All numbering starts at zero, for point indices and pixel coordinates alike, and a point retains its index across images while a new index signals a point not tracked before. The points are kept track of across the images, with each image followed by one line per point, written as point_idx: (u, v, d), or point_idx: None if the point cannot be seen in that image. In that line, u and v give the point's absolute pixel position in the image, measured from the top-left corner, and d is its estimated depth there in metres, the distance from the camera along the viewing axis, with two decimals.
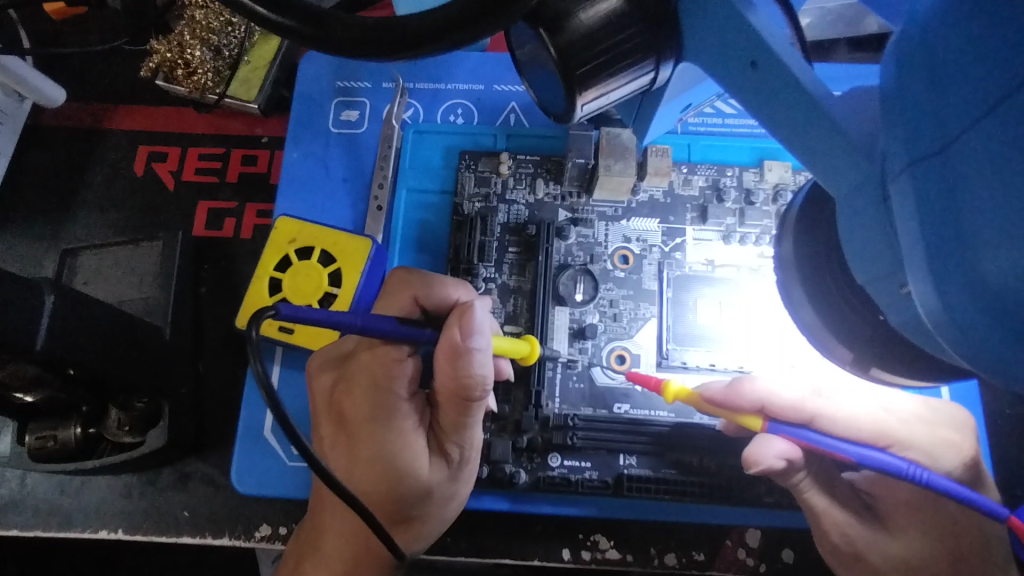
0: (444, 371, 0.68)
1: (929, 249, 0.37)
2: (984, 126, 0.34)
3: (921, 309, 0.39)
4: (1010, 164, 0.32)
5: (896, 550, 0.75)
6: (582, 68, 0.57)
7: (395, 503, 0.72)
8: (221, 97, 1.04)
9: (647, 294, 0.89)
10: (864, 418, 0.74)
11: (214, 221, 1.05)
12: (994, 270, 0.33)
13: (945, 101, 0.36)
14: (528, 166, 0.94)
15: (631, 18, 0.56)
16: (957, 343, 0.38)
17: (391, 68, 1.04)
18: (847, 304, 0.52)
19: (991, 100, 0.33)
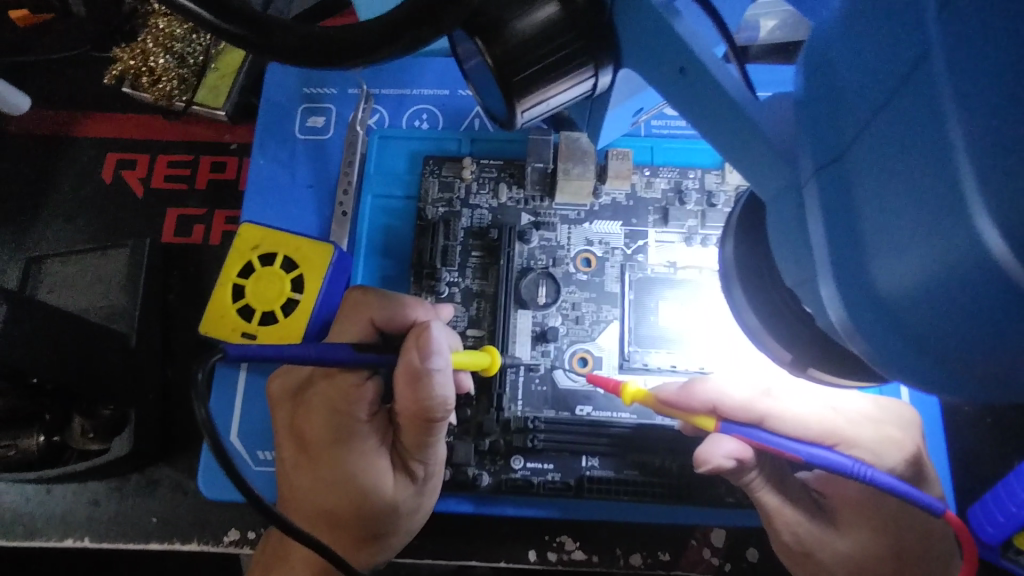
0: (405, 395, 0.68)
1: (835, 254, 0.38)
2: (876, 129, 0.34)
3: (831, 315, 0.40)
4: (895, 171, 0.33)
5: (845, 548, 0.75)
6: (521, 75, 0.57)
7: (361, 520, 0.74)
8: (187, 104, 1.05)
9: (609, 296, 0.90)
10: (814, 418, 0.75)
11: (182, 228, 1.05)
12: (889, 277, 0.34)
13: (844, 104, 0.37)
14: (491, 170, 0.95)
15: (568, 25, 0.56)
16: (865, 347, 0.38)
17: (357, 74, 1.05)
18: (783, 308, 0.53)
19: (879, 106, 0.34)
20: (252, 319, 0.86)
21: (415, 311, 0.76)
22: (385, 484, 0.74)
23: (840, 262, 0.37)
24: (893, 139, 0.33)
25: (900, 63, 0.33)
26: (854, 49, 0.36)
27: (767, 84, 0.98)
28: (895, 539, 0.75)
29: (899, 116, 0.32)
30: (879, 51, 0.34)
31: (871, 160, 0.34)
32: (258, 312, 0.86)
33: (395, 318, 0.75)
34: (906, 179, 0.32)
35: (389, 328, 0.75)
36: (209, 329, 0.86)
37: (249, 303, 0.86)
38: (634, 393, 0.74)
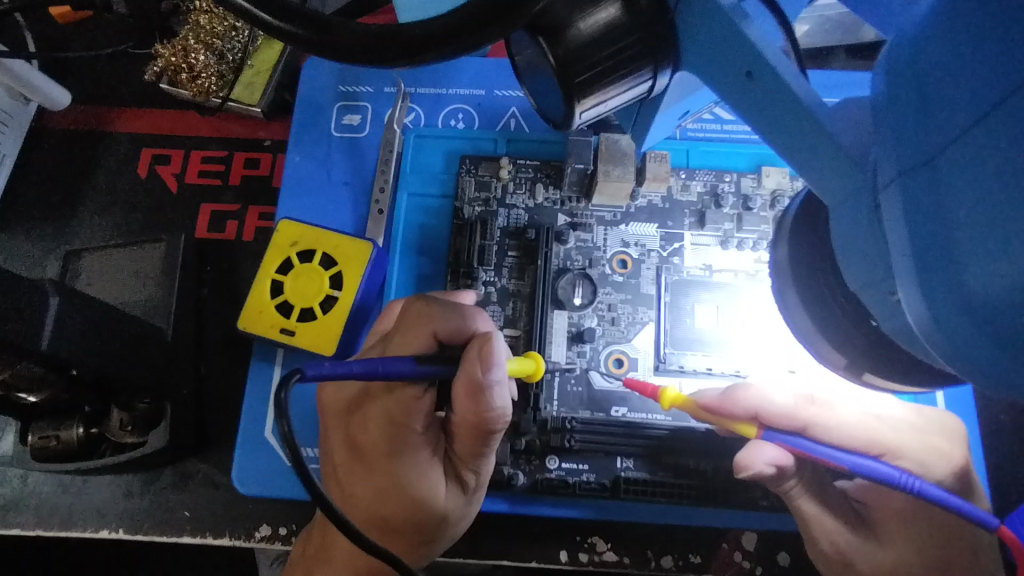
0: (466, 406, 0.68)
1: (920, 254, 0.38)
2: (976, 133, 0.34)
3: (911, 318, 0.40)
4: (1001, 173, 0.33)
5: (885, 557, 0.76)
6: (582, 76, 0.58)
7: (413, 528, 0.73)
8: (224, 100, 1.05)
9: (645, 298, 0.90)
10: (857, 425, 0.75)
11: (216, 223, 1.06)
12: (983, 279, 0.34)
13: (938, 108, 0.37)
14: (527, 171, 0.96)
15: (633, 30, 0.57)
16: (948, 355, 0.38)
17: (392, 73, 1.05)
18: (837, 309, 0.53)
19: (979, 111, 0.34)
20: (291, 315, 0.86)
21: (475, 321, 0.74)
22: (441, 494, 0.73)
23: (925, 268, 0.38)
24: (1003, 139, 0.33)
25: (1008, 69, 0.33)
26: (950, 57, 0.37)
27: (832, 89, 0.96)
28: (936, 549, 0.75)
29: (1007, 119, 0.33)
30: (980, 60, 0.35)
31: (974, 161, 0.35)
32: (297, 309, 0.86)
33: (459, 330, 0.72)
34: (1012, 182, 0.33)
35: (454, 340, 0.72)
36: (249, 325, 0.87)
37: (288, 299, 0.87)
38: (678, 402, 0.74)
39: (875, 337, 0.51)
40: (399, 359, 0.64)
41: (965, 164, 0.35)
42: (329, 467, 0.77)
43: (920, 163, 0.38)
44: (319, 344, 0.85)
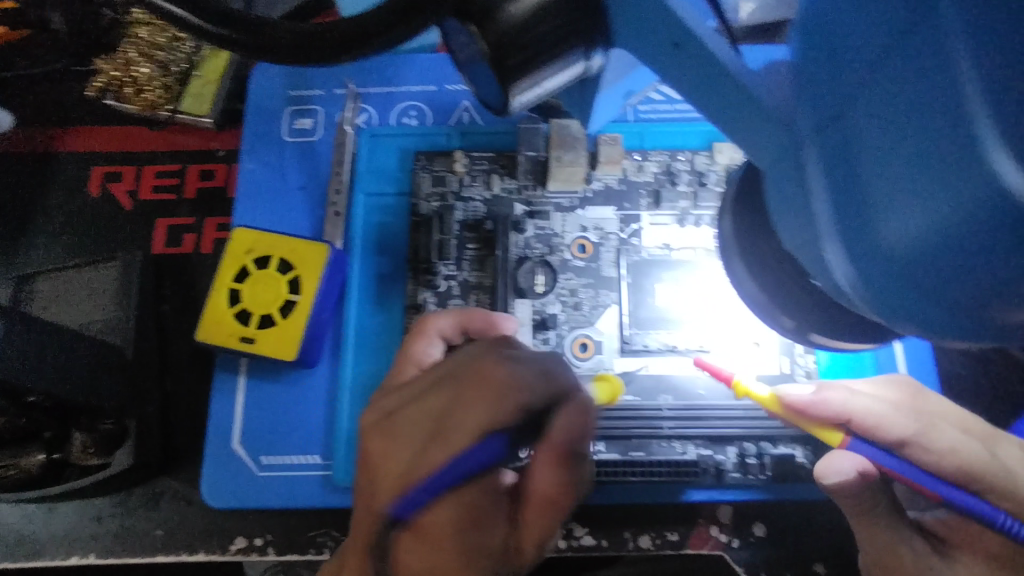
0: None
1: (842, 208, 0.38)
2: (877, 79, 0.34)
3: (839, 274, 0.40)
4: (903, 116, 0.33)
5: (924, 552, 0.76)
6: (512, 59, 0.58)
7: None
8: (173, 112, 1.04)
9: (606, 281, 0.90)
10: (886, 422, 0.73)
11: (173, 238, 1.04)
12: (898, 228, 0.34)
13: (840, 63, 0.37)
14: (482, 163, 0.95)
15: (566, 12, 0.57)
16: (877, 307, 0.39)
17: (342, 74, 1.04)
18: (781, 272, 0.54)
19: (876, 56, 0.34)
20: (250, 323, 0.85)
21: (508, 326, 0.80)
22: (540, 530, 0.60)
23: (847, 221, 0.38)
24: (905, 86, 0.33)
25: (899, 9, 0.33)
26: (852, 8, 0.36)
27: None
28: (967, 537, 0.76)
29: (901, 61, 0.33)
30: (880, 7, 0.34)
31: (873, 114, 0.35)
32: (255, 316, 0.85)
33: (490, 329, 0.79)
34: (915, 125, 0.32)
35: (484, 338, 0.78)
36: (208, 335, 0.85)
37: (246, 307, 0.86)
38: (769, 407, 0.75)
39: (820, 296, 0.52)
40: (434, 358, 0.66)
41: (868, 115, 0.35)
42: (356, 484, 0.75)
43: (836, 118, 0.38)
44: (279, 350, 0.84)
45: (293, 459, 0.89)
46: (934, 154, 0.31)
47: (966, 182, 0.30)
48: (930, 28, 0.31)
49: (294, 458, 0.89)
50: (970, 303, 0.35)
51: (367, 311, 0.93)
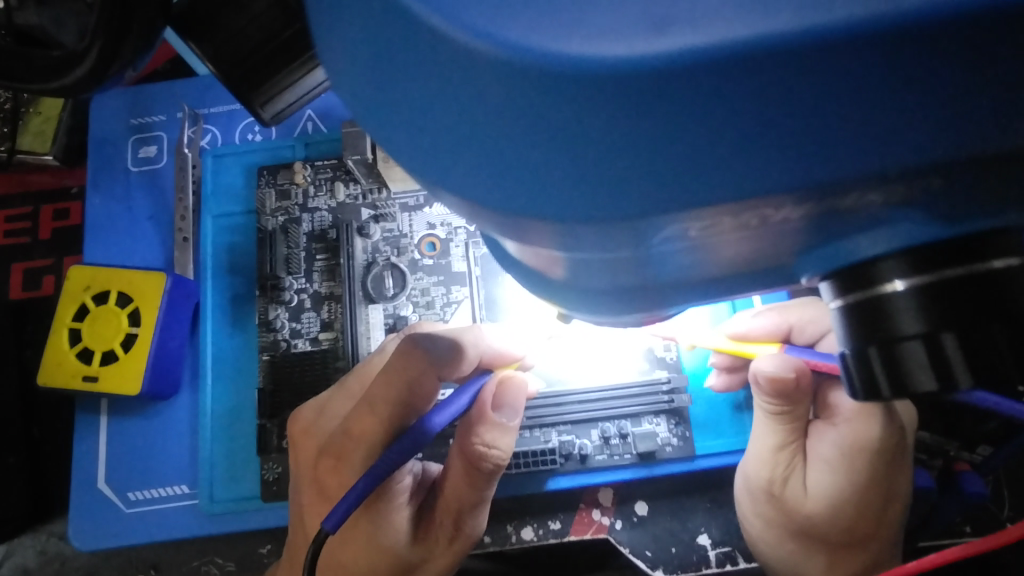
0: (382, 411, 0.65)
1: (482, 219, 0.30)
2: (423, 76, 0.26)
3: (551, 255, 0.34)
4: (468, 101, 0.26)
5: (823, 482, 0.70)
6: (237, 69, 0.54)
7: (357, 532, 0.68)
8: (12, 153, 1.01)
9: (457, 276, 0.89)
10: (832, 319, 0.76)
11: (31, 282, 1.02)
12: (536, 228, 0.28)
13: (397, 127, 0.28)
14: (325, 171, 0.94)
15: (285, 15, 0.51)
16: (600, 268, 0.34)
17: (183, 97, 1.02)
18: (513, 270, 0.47)
19: (406, 51, 0.26)
20: (93, 360, 0.85)
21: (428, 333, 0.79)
22: (478, 479, 0.67)
23: (500, 227, 0.30)
24: (467, 126, 0.26)
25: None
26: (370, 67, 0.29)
27: None
28: (886, 469, 0.68)
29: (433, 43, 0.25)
30: (391, 54, 0.27)
31: (461, 164, 0.27)
32: (98, 353, 0.85)
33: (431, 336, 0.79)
34: (490, 104, 0.25)
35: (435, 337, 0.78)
36: (51, 378, 0.85)
37: (87, 345, 0.85)
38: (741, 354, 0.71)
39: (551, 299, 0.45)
40: (373, 395, 0.66)
41: (455, 170, 0.27)
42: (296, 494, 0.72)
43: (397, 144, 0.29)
44: (123, 384, 0.84)
45: (160, 491, 0.88)
46: (555, 174, 0.25)
47: (605, 192, 0.25)
48: (431, 38, 0.25)
49: (159, 492, 0.87)
50: (686, 247, 0.30)
51: (221, 334, 0.91)
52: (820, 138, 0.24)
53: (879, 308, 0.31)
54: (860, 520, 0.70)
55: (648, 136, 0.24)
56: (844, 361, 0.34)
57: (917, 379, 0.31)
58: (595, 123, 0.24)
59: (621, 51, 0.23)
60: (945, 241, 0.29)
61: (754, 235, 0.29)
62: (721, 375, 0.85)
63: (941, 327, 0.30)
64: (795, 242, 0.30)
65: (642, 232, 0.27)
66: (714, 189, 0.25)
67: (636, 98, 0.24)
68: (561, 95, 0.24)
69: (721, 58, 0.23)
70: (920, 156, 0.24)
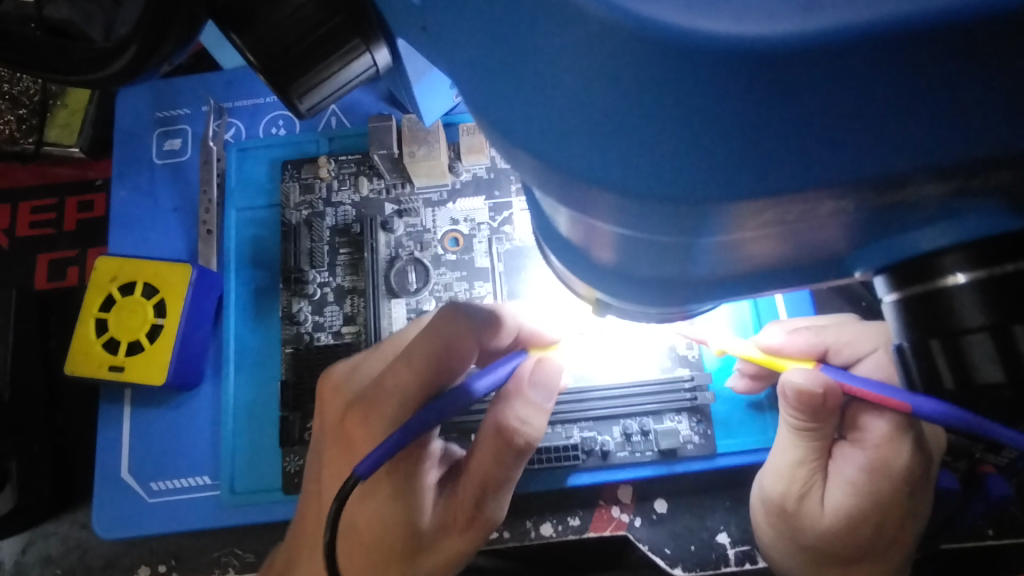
0: (417, 367, 0.64)
1: (551, 188, 0.30)
2: (513, 51, 0.27)
3: (611, 237, 0.34)
4: (557, 76, 0.26)
5: (840, 502, 0.70)
6: (278, 61, 0.54)
7: (376, 502, 0.66)
8: (39, 145, 1.02)
9: (480, 272, 0.89)
10: (862, 337, 0.74)
11: (56, 272, 1.03)
12: (608, 200, 0.27)
13: (480, 104, 0.30)
14: (349, 166, 0.94)
15: (329, 9, 0.52)
16: (655, 254, 0.34)
17: (207, 90, 1.02)
18: (558, 255, 0.47)
19: (495, 25, 0.27)
20: (119, 351, 0.86)
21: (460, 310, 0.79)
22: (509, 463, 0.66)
23: (569, 199, 0.30)
24: (543, 110, 0.27)
25: None
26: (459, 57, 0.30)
27: None
28: (907, 493, 0.68)
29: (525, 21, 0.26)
30: (478, 37, 0.28)
31: (535, 142, 0.27)
32: (124, 343, 0.85)
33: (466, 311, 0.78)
34: (576, 81, 0.26)
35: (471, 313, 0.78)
36: (77, 368, 0.85)
37: (113, 335, 0.85)
38: (773, 365, 0.67)
39: (594, 287, 0.45)
40: (411, 350, 0.65)
41: (528, 147, 0.28)
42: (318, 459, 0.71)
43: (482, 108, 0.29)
44: (148, 375, 0.85)
45: (182, 482, 0.88)
46: (632, 151, 0.26)
47: (680, 177, 0.25)
48: (522, 21, 0.26)
49: (181, 482, 0.88)
50: (750, 237, 0.30)
51: (244, 326, 0.91)
52: (897, 130, 0.24)
53: (937, 301, 0.31)
54: (876, 537, 0.70)
55: (726, 126, 0.25)
56: (899, 354, 0.35)
57: (981, 371, 0.31)
58: (677, 109, 0.25)
59: (701, 47, 0.23)
60: (1009, 235, 0.29)
61: (819, 228, 0.29)
62: (742, 377, 0.84)
63: (1009, 320, 0.30)
64: (856, 235, 0.30)
65: (710, 215, 0.27)
66: (786, 177, 0.25)
67: (714, 88, 0.24)
68: (639, 80, 0.24)
69: (805, 54, 0.22)
70: (1002, 149, 0.24)
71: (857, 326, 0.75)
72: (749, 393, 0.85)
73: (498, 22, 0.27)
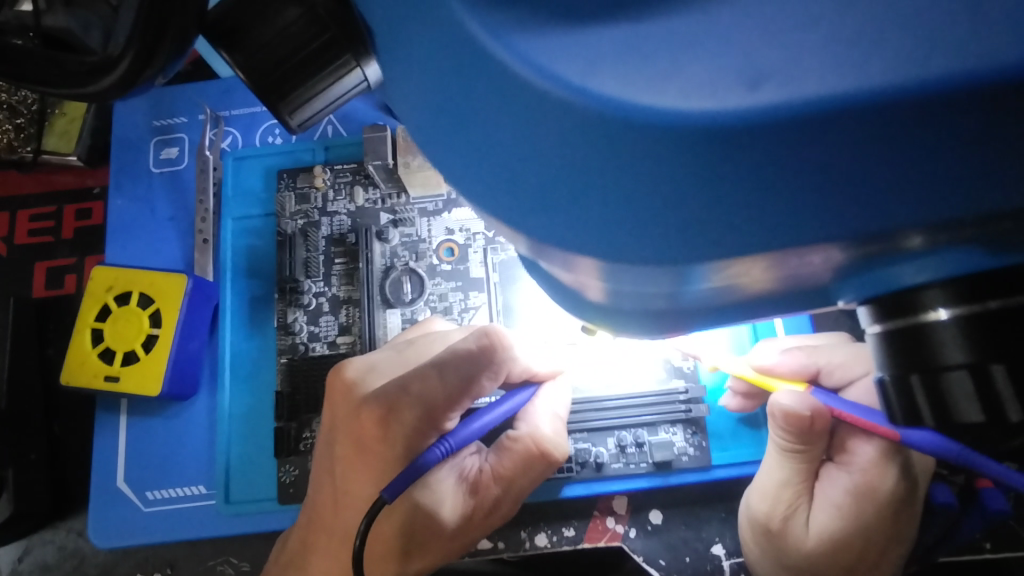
0: (443, 385, 0.67)
1: (521, 236, 0.30)
2: (480, 103, 0.27)
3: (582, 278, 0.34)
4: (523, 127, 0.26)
5: (825, 523, 0.70)
6: (267, 78, 0.54)
7: (396, 507, 0.69)
8: (37, 153, 1.03)
9: (475, 282, 0.89)
10: (855, 358, 0.73)
11: (53, 280, 1.03)
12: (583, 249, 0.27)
13: (450, 162, 0.30)
14: (345, 175, 0.94)
15: (318, 25, 0.51)
16: (632, 294, 0.34)
17: (204, 99, 1.02)
18: (543, 282, 0.47)
19: (461, 74, 0.27)
20: (115, 361, 0.86)
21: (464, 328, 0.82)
22: (536, 468, 0.73)
23: (543, 248, 0.30)
24: (516, 164, 0.27)
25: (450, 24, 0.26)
26: (427, 100, 0.30)
27: None
28: (890, 518, 0.69)
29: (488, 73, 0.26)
30: (441, 89, 0.28)
31: (510, 206, 0.28)
32: (119, 353, 0.86)
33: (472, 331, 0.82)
34: (545, 128, 0.25)
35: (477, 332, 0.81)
36: (73, 378, 0.86)
37: (109, 345, 0.86)
38: (764, 387, 0.70)
39: (579, 315, 0.45)
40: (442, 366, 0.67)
41: (502, 202, 0.28)
42: (323, 455, 0.72)
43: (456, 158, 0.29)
44: (143, 385, 0.85)
45: (177, 491, 0.88)
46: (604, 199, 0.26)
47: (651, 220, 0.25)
48: (487, 70, 0.25)
49: (176, 491, 0.88)
50: (729, 278, 0.30)
51: (240, 336, 0.91)
52: (872, 171, 0.24)
53: (920, 336, 0.31)
54: (860, 560, 0.70)
55: (700, 171, 0.24)
56: (881, 386, 0.34)
57: (962, 411, 0.30)
58: (649, 157, 0.24)
59: (669, 99, 0.23)
60: (994, 272, 0.28)
61: (804, 267, 0.29)
62: (734, 396, 0.85)
63: (988, 358, 0.29)
64: (837, 272, 0.30)
65: (689, 272, 0.27)
66: (759, 228, 0.25)
67: (686, 133, 0.23)
68: (608, 140, 0.24)
69: (777, 97, 0.22)
70: (983, 189, 0.24)
71: (848, 347, 0.74)
72: (741, 410, 0.86)
73: (460, 77, 0.27)
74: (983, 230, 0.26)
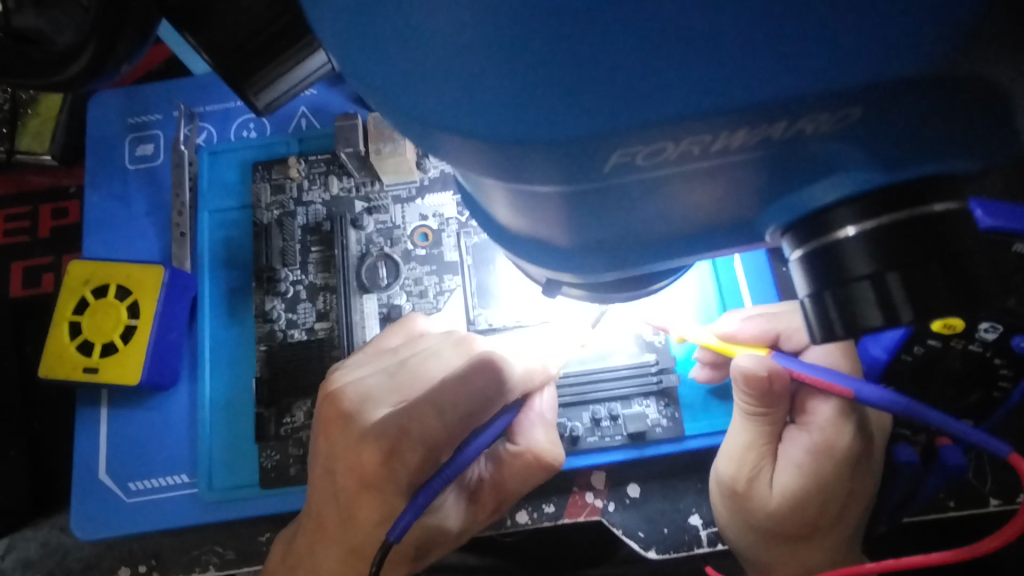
0: (441, 418, 0.64)
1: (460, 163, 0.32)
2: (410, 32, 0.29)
3: (533, 214, 0.37)
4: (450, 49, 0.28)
5: (787, 483, 0.72)
6: (233, 59, 0.56)
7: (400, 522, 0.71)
8: (11, 153, 1.03)
9: (449, 266, 0.91)
10: None
11: (31, 280, 1.04)
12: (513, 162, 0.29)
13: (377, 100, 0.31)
14: (319, 165, 0.96)
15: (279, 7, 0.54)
16: (576, 224, 0.37)
17: (179, 96, 1.04)
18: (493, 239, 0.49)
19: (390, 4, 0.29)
20: (94, 352, 0.87)
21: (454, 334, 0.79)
22: (536, 474, 0.76)
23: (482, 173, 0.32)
24: (440, 107, 0.28)
25: None
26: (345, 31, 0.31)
27: None
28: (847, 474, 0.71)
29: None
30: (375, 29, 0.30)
31: (444, 143, 0.30)
32: (98, 345, 0.87)
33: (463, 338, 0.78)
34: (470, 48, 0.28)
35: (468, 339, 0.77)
36: (52, 371, 0.86)
37: (87, 337, 0.86)
38: (727, 352, 0.73)
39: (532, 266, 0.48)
40: (442, 398, 0.64)
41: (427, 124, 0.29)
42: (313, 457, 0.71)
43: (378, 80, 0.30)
44: (123, 375, 0.86)
45: (159, 481, 0.89)
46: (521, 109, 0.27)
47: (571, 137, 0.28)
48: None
49: (157, 482, 0.89)
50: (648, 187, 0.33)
51: (219, 325, 0.92)
52: (760, 89, 0.27)
53: (833, 252, 0.36)
54: (822, 517, 0.72)
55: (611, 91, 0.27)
56: (803, 307, 0.39)
57: (867, 316, 0.35)
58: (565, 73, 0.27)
59: None
60: (892, 187, 0.33)
61: (721, 167, 0.32)
62: (703, 368, 0.87)
63: (885, 267, 0.34)
64: (750, 182, 0.33)
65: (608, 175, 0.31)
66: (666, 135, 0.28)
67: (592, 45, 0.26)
68: (529, 77, 0.27)
69: None
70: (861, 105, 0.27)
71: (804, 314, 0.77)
72: (710, 382, 0.88)
73: (391, 23, 0.29)
74: (857, 134, 0.30)
